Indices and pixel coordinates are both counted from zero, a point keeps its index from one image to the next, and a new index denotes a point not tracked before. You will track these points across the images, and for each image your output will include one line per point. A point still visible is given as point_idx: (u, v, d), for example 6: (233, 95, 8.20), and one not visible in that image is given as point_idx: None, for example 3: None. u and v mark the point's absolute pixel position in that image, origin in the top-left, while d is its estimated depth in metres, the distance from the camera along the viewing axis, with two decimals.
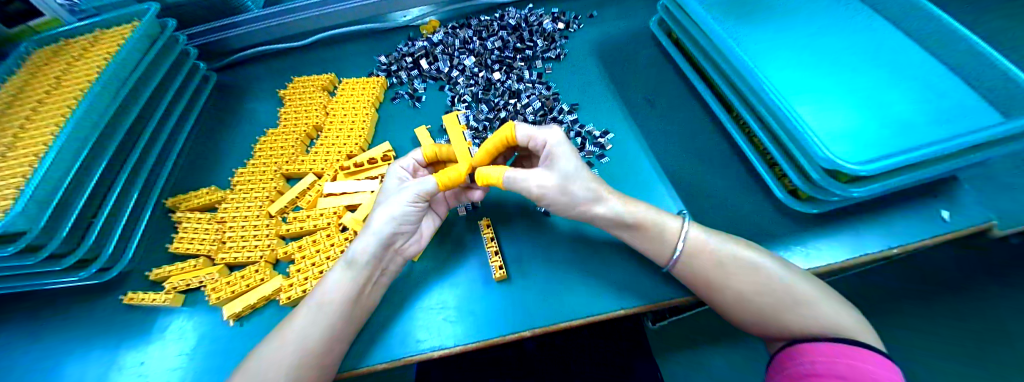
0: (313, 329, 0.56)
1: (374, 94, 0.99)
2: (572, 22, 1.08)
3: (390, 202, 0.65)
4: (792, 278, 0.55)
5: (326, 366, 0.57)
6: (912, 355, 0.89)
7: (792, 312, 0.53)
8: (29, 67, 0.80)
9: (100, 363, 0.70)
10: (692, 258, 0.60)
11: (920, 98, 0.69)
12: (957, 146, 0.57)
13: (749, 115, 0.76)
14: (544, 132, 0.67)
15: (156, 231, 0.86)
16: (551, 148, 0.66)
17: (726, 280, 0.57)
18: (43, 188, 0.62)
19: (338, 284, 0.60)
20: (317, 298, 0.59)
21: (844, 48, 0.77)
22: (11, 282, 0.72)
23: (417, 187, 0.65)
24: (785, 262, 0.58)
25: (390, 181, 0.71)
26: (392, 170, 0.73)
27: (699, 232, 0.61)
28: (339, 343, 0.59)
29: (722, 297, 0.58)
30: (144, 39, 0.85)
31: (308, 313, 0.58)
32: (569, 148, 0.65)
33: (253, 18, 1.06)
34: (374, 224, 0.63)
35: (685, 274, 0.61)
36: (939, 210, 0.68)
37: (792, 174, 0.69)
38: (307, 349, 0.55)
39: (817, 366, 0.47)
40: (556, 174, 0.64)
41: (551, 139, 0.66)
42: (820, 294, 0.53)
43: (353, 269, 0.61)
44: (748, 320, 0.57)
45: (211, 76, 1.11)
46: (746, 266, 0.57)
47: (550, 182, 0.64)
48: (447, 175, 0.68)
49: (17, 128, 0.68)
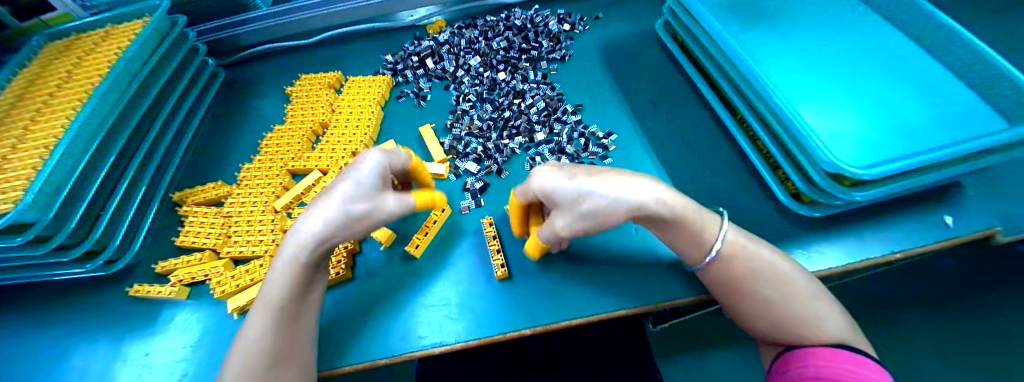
0: (276, 329, 0.54)
1: (379, 93, 1.00)
2: (577, 23, 1.09)
3: (356, 213, 0.59)
4: (817, 293, 0.53)
5: (298, 364, 0.55)
6: (908, 361, 0.91)
7: (808, 327, 0.51)
8: (42, 60, 0.82)
9: (106, 353, 0.71)
10: (725, 261, 0.57)
11: (926, 104, 0.69)
12: (960, 152, 0.56)
13: (753, 118, 0.76)
14: (540, 175, 0.59)
15: (163, 224, 0.87)
16: (547, 185, 0.58)
17: (754, 285, 0.55)
18: (53, 179, 0.63)
19: (280, 283, 0.56)
20: (266, 299, 0.55)
21: (849, 53, 0.77)
22: (19, 271, 0.73)
23: (382, 207, 0.61)
24: (811, 277, 0.56)
25: (365, 177, 0.60)
26: (371, 163, 0.61)
27: (736, 235, 0.57)
28: (302, 338, 0.57)
29: (742, 302, 0.56)
30: (154, 35, 0.86)
31: (263, 316, 0.54)
32: (560, 182, 0.58)
33: (261, 16, 1.07)
34: (318, 222, 0.57)
35: (710, 271, 0.58)
36: (942, 217, 0.68)
37: (795, 177, 0.69)
38: (281, 349, 0.53)
39: (823, 369, 0.47)
40: (573, 206, 0.57)
41: (544, 179, 0.59)
42: (836, 312, 0.53)
43: (292, 269, 0.57)
44: (760, 326, 0.56)
45: (219, 72, 1.12)
46: (781, 275, 0.54)
47: (574, 216, 0.57)
48: (424, 197, 0.68)
49: (27, 121, 0.69)
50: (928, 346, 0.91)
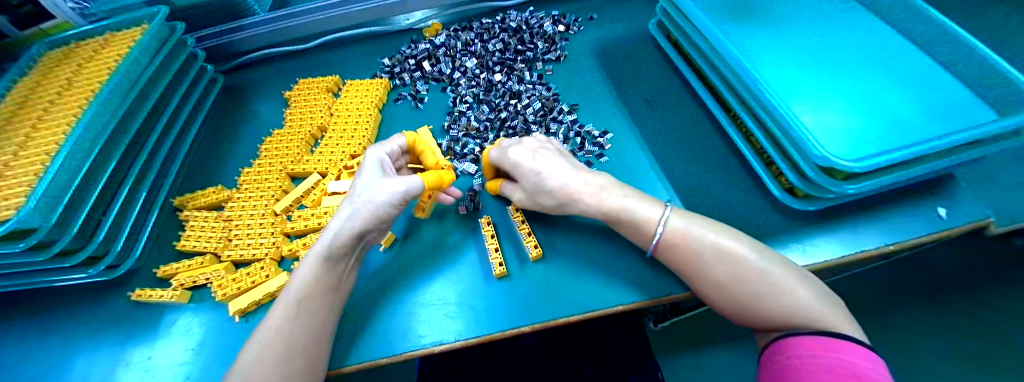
0: (296, 323, 0.56)
1: (377, 96, 1.00)
2: (572, 24, 1.10)
3: (372, 197, 0.64)
4: (773, 269, 0.54)
5: (311, 361, 0.56)
6: (906, 354, 0.91)
7: (764, 302, 0.52)
8: (41, 69, 0.83)
9: (108, 359, 0.71)
10: (670, 247, 0.61)
11: (917, 98, 0.70)
12: (948, 144, 0.57)
13: (745, 114, 0.77)
14: (515, 150, 0.69)
15: (164, 228, 0.88)
16: (517, 164, 0.68)
17: (704, 268, 0.57)
18: (55, 185, 0.64)
19: (311, 274, 0.61)
20: (295, 292, 0.59)
21: (840, 49, 0.78)
22: (20, 278, 0.73)
23: (390, 188, 0.65)
24: (769, 254, 0.57)
25: (369, 169, 0.68)
26: (371, 160, 0.69)
27: (678, 219, 0.61)
28: (322, 335, 0.58)
29: (701, 287, 0.59)
30: (153, 41, 0.87)
31: (285, 311, 0.57)
32: (519, 169, 0.68)
33: (258, 22, 1.08)
34: (342, 217, 0.64)
35: (667, 258, 0.62)
36: (936, 208, 0.68)
37: (788, 172, 0.69)
38: (296, 344, 0.55)
39: (825, 365, 0.44)
40: (530, 186, 0.68)
41: (517, 156, 0.68)
42: (801, 286, 0.53)
43: (326, 261, 0.62)
44: (730, 309, 0.57)
45: (218, 78, 1.13)
46: (725, 255, 0.56)
47: (529, 193, 0.70)
48: (429, 177, 0.71)
49: (28, 129, 0.70)
50: (926, 338, 0.92)
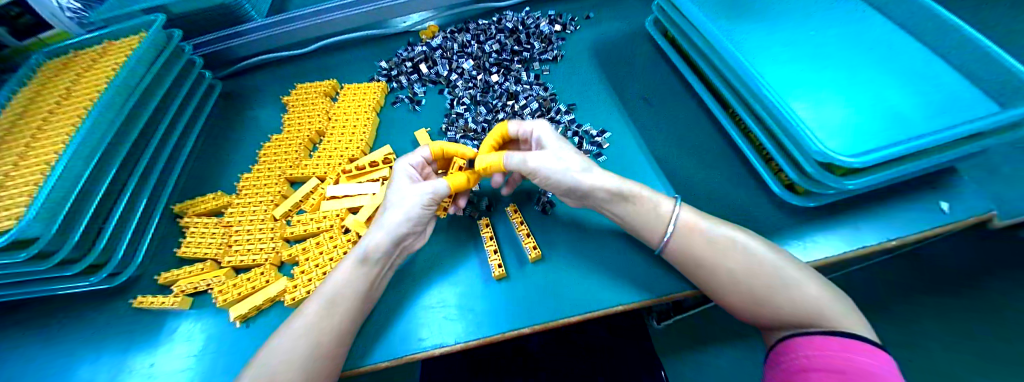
0: (326, 323, 0.57)
1: (375, 99, 1.01)
2: (568, 24, 1.10)
3: (403, 202, 0.66)
4: (785, 263, 0.54)
5: (334, 362, 0.57)
6: (910, 349, 0.90)
7: (777, 295, 0.52)
8: (40, 79, 0.83)
9: (111, 366, 0.72)
10: (682, 240, 0.60)
11: (917, 91, 0.69)
12: (949, 137, 0.57)
13: (743, 111, 0.77)
14: (532, 122, 0.73)
15: (164, 235, 0.88)
16: (547, 131, 0.70)
17: (717, 261, 0.57)
18: (55, 195, 0.64)
19: (348, 276, 0.62)
20: (327, 293, 0.60)
21: (838, 43, 0.78)
22: (22, 287, 0.74)
23: (426, 190, 0.67)
24: (779, 249, 0.57)
25: (399, 179, 0.70)
26: (398, 171, 0.71)
27: (690, 215, 0.61)
28: (346, 338, 0.59)
29: (710, 281, 0.58)
30: (151, 49, 0.87)
31: (316, 307, 0.58)
32: (553, 132, 0.70)
33: (255, 28, 1.08)
34: (381, 223, 0.65)
35: (676, 255, 0.61)
36: (939, 202, 0.68)
37: (788, 169, 0.69)
38: (320, 346, 0.56)
39: (834, 365, 0.44)
40: (555, 150, 0.67)
41: (539, 126, 0.72)
42: (814, 281, 0.53)
43: (365, 266, 0.63)
44: (740, 305, 0.56)
45: (216, 84, 1.13)
46: (739, 248, 0.57)
47: (550, 157, 0.66)
48: (457, 179, 0.70)
49: (28, 139, 0.70)
50: (933, 333, 0.91)
